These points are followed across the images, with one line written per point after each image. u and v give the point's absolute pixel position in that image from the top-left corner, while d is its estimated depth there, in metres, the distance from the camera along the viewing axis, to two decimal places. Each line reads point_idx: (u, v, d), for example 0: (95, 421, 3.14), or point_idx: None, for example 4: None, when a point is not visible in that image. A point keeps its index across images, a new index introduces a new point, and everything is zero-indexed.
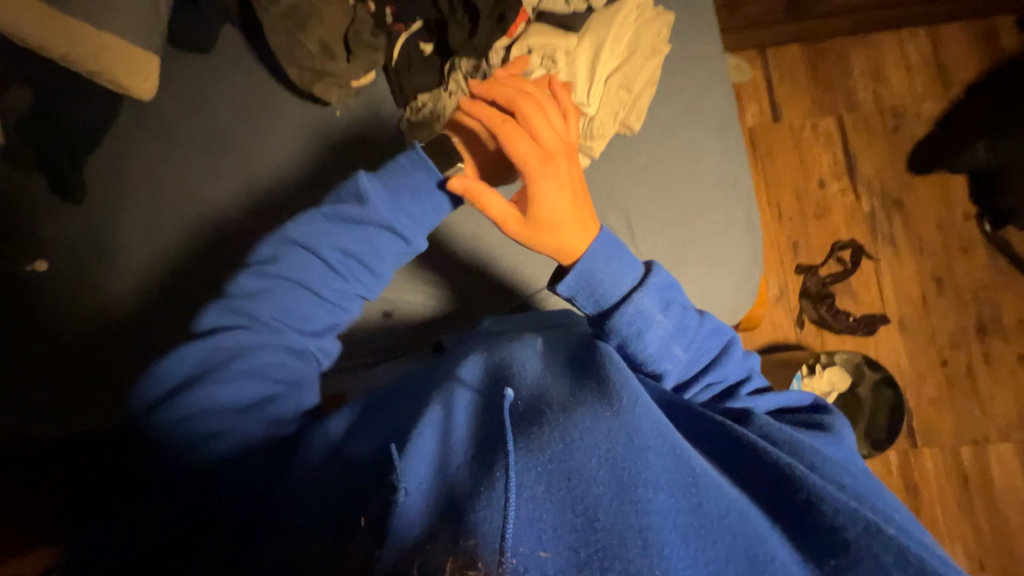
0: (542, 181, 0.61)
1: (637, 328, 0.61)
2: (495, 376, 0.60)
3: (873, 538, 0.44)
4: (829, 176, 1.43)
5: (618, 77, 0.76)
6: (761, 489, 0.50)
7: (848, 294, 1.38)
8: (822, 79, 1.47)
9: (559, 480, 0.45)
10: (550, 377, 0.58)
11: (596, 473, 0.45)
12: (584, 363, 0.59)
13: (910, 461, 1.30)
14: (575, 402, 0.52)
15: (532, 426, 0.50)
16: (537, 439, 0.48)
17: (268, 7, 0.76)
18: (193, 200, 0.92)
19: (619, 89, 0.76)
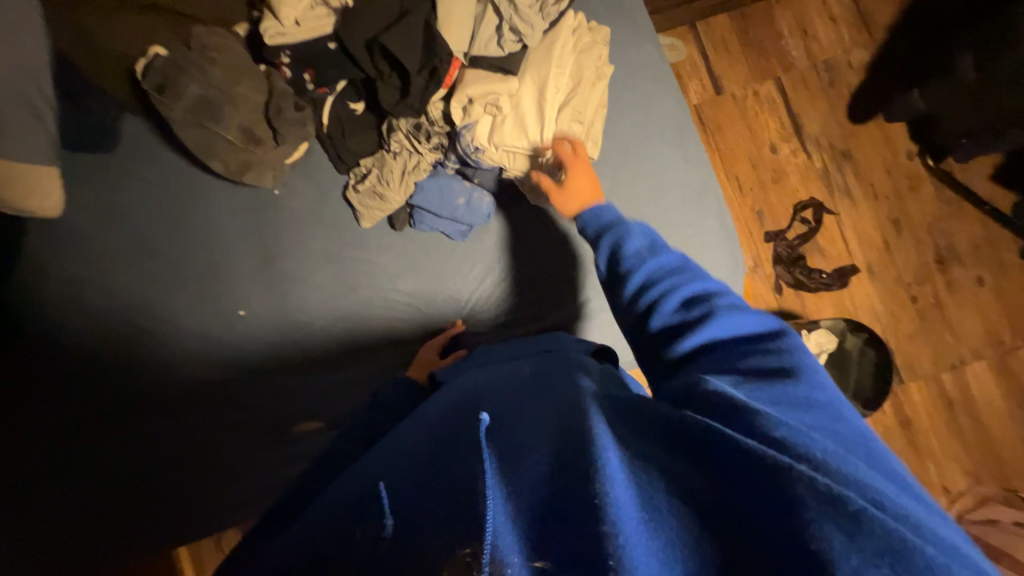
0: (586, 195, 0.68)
1: (622, 250, 0.60)
2: (479, 403, 0.53)
3: (858, 526, 0.31)
4: (778, 139, 1.45)
5: (567, 111, 0.72)
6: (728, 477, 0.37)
7: (817, 252, 1.42)
8: (754, 44, 1.47)
9: (525, 491, 0.37)
10: (539, 399, 0.51)
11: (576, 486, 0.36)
12: (565, 373, 0.54)
13: (900, 398, 1.37)
14: (565, 415, 0.45)
15: (513, 445, 0.43)
16: (519, 466, 0.40)
17: (170, 104, 0.68)
18: (131, 315, 0.83)
19: (571, 123, 0.72)
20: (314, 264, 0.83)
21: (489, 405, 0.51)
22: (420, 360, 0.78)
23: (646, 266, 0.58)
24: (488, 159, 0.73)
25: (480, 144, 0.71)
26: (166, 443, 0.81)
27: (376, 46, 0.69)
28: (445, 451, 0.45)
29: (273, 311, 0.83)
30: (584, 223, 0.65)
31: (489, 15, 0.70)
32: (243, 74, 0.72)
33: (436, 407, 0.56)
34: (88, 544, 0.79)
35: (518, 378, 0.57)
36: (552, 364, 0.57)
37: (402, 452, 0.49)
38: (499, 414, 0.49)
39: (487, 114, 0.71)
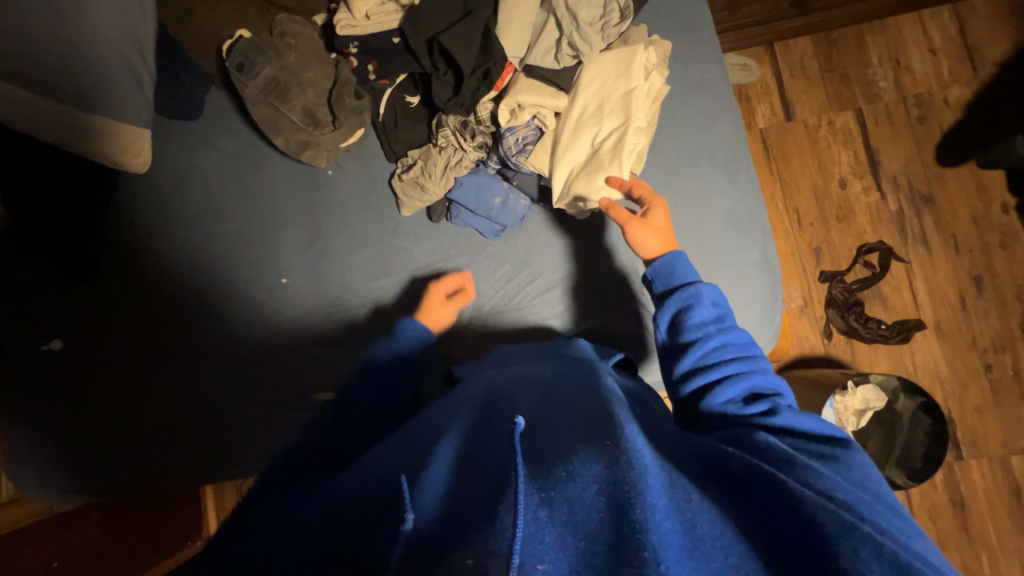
0: (642, 233, 0.66)
1: (685, 318, 0.59)
2: (498, 403, 0.53)
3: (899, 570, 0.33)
4: (850, 174, 1.35)
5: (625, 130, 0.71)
6: (764, 515, 0.37)
7: (878, 300, 1.31)
8: (837, 72, 1.38)
9: (561, 503, 0.37)
10: (557, 405, 0.51)
11: (604, 501, 0.37)
12: (590, 380, 0.55)
13: (956, 474, 1.23)
14: (597, 429, 0.45)
15: (546, 450, 0.43)
16: (543, 470, 0.40)
17: (246, 82, 0.75)
18: (192, 267, 0.92)
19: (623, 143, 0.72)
20: (353, 243, 0.88)
21: (520, 408, 0.51)
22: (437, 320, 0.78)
23: (708, 339, 0.57)
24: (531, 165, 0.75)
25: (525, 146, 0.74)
26: (200, 389, 0.89)
27: (435, 44, 0.72)
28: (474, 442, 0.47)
29: (311, 283, 0.89)
30: (651, 281, 0.64)
31: (551, 26, 0.71)
32: (313, 60, 0.77)
33: (460, 400, 0.57)
34: (129, 466, 0.88)
35: (535, 382, 0.58)
36: (586, 375, 0.57)
37: (411, 439, 0.51)
38: (530, 418, 0.49)
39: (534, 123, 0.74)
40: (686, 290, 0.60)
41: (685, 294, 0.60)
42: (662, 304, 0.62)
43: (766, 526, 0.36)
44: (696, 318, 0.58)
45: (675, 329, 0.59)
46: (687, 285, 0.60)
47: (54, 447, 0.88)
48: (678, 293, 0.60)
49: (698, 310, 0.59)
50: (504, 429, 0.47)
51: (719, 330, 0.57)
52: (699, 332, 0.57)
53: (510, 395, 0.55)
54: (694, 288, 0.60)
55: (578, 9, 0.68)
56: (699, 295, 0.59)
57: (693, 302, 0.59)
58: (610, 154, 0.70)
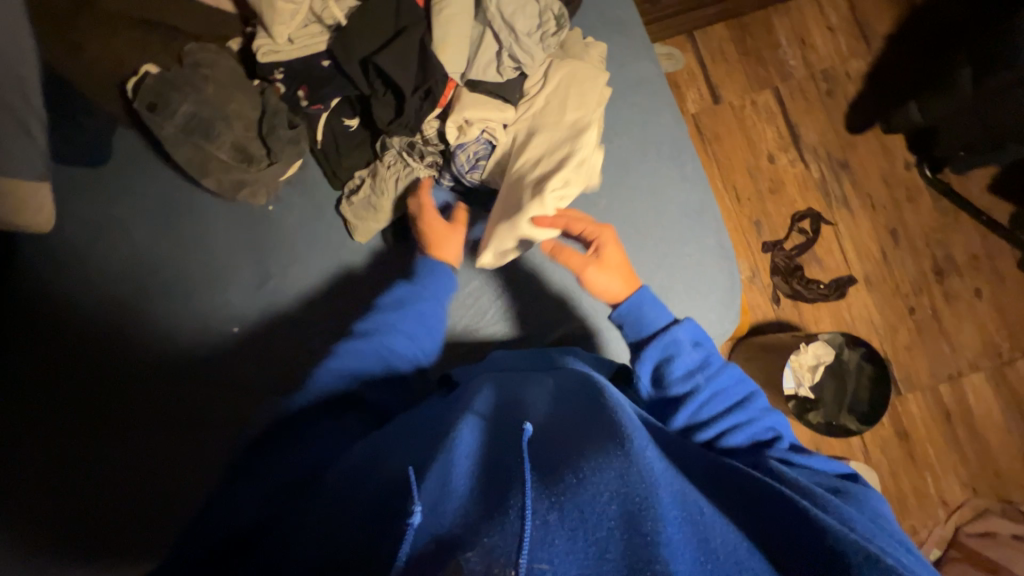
0: (592, 272, 0.68)
1: (670, 371, 0.61)
2: (506, 408, 0.53)
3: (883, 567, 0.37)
4: (776, 149, 1.45)
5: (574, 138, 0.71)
6: (775, 526, 0.42)
7: (815, 262, 1.42)
8: (752, 54, 1.47)
9: (573, 508, 0.37)
10: (564, 409, 0.52)
11: (613, 507, 0.37)
12: (593, 379, 0.56)
13: (897, 409, 1.37)
14: (608, 426, 0.45)
15: (556, 455, 0.43)
16: (550, 471, 0.41)
17: (162, 122, 0.68)
18: (118, 328, 0.81)
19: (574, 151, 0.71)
20: (308, 280, 0.82)
21: (530, 415, 0.51)
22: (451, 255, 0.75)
23: (701, 391, 0.59)
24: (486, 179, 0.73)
25: (477, 161, 0.73)
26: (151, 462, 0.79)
27: (370, 65, 0.69)
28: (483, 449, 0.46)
29: (263, 326, 0.82)
30: (620, 325, 0.66)
31: (488, 39, 0.70)
32: (235, 91, 0.71)
33: (465, 396, 0.58)
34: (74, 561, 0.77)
35: (543, 387, 0.58)
36: (586, 375, 0.58)
37: (409, 452, 0.49)
38: (539, 425, 0.49)
39: (484, 138, 0.72)
40: (668, 337, 0.62)
41: (668, 343, 0.62)
42: (645, 352, 0.63)
43: (776, 536, 0.41)
44: (682, 365, 0.61)
45: (664, 379, 0.61)
46: (670, 334, 0.63)
47: None
48: (661, 340, 0.63)
49: (681, 358, 0.61)
50: (512, 430, 0.48)
51: (706, 378, 0.60)
52: (688, 381, 0.60)
53: (515, 400, 0.55)
54: (676, 334, 0.63)
55: (515, 20, 0.68)
56: (682, 341, 0.62)
57: (677, 350, 0.62)
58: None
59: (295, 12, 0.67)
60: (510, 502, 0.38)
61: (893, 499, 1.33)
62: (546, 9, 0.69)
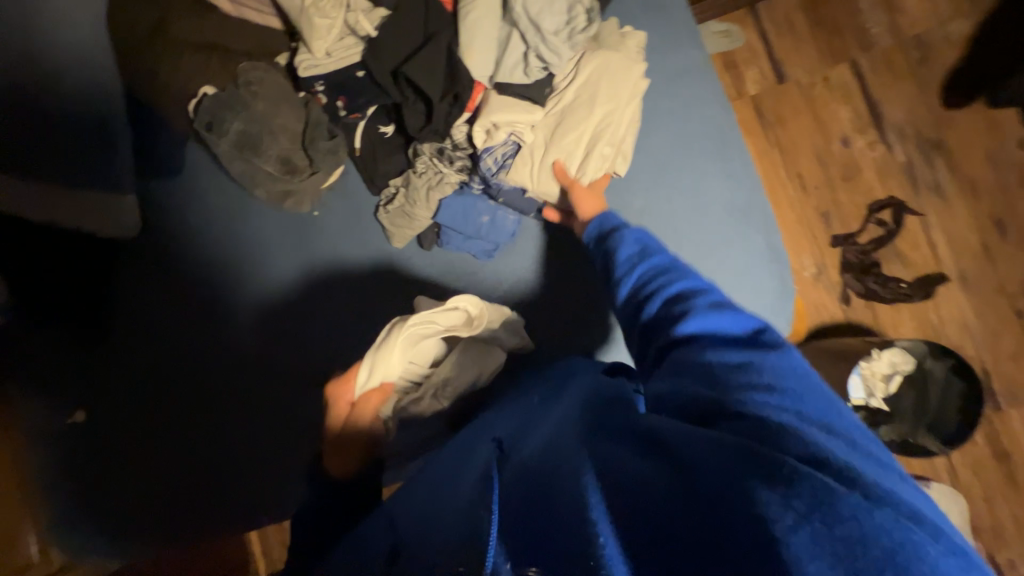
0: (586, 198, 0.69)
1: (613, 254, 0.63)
2: (488, 423, 0.55)
3: (824, 512, 0.30)
4: (851, 130, 1.29)
5: (599, 133, 0.70)
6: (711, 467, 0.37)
7: (896, 258, 1.26)
8: (826, 24, 1.31)
9: (525, 518, 0.38)
10: (536, 411, 0.52)
11: (551, 502, 0.38)
12: (562, 378, 0.57)
13: (996, 427, 1.19)
14: (561, 425, 0.46)
15: (518, 461, 0.44)
16: (511, 483, 0.42)
17: (217, 140, 0.73)
18: (193, 322, 0.92)
19: (600, 147, 0.70)
20: (349, 280, 0.87)
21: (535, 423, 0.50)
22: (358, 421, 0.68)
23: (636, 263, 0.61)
24: (514, 180, 0.73)
25: (505, 163, 0.72)
26: (220, 442, 0.90)
27: (400, 75, 0.72)
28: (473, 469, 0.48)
29: (309, 324, 0.88)
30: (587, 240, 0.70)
31: (516, 44, 0.70)
32: (282, 106, 0.76)
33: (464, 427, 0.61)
34: (165, 522, 0.91)
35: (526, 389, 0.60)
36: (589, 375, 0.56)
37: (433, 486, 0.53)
38: (518, 438, 0.49)
39: (512, 140, 0.72)
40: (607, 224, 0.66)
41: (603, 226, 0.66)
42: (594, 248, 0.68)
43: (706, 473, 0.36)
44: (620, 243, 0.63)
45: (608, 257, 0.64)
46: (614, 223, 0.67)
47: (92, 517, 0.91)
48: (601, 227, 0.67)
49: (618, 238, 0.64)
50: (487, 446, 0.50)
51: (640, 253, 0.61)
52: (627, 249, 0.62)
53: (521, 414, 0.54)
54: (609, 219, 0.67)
55: (541, 20, 0.67)
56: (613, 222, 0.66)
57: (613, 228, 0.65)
58: (578, 168, 0.71)
59: (330, 26, 0.71)
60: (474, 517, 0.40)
61: (985, 528, 1.17)
62: (575, 4, 0.67)
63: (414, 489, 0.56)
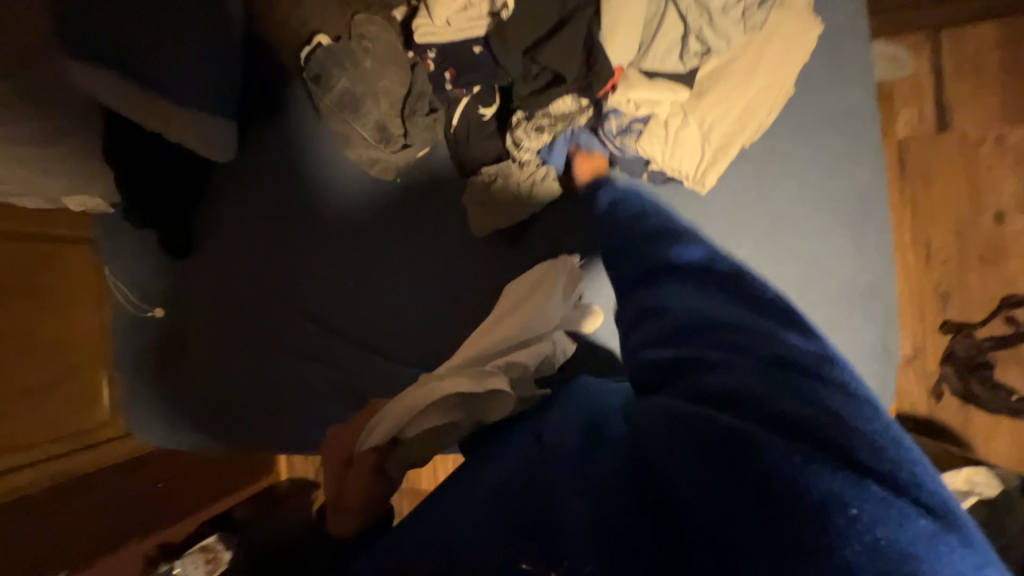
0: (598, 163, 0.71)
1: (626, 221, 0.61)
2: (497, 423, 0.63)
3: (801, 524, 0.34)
4: (1012, 206, 1.08)
5: (749, 90, 0.64)
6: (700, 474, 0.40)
7: (1015, 365, 1.08)
8: (1023, 71, 1.07)
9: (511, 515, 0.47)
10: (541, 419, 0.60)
11: (542, 513, 0.46)
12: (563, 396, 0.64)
13: None
14: (557, 441, 0.54)
15: (514, 462, 0.53)
16: (506, 484, 0.51)
17: (322, 95, 0.72)
18: (254, 256, 0.94)
19: (746, 104, 0.65)
20: (408, 256, 0.84)
21: (533, 425, 0.59)
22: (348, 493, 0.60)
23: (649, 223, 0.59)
24: (642, 145, 0.66)
25: (629, 141, 0.66)
26: (258, 376, 0.94)
27: (535, 59, 0.64)
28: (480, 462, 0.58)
29: (359, 287, 0.87)
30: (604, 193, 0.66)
31: (674, 20, 0.64)
32: (390, 68, 0.74)
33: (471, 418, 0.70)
34: (208, 426, 1.00)
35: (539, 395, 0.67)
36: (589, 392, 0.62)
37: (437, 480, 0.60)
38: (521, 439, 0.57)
39: (647, 119, 0.66)
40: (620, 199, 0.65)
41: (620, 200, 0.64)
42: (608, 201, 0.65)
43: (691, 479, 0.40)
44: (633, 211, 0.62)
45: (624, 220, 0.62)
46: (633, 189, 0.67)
47: (152, 403, 1.03)
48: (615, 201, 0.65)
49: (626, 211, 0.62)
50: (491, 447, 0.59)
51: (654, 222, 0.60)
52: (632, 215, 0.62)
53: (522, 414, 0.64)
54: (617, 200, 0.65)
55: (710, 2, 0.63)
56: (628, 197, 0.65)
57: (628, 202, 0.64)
58: (716, 151, 0.66)
59: None
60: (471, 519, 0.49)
61: None
62: None
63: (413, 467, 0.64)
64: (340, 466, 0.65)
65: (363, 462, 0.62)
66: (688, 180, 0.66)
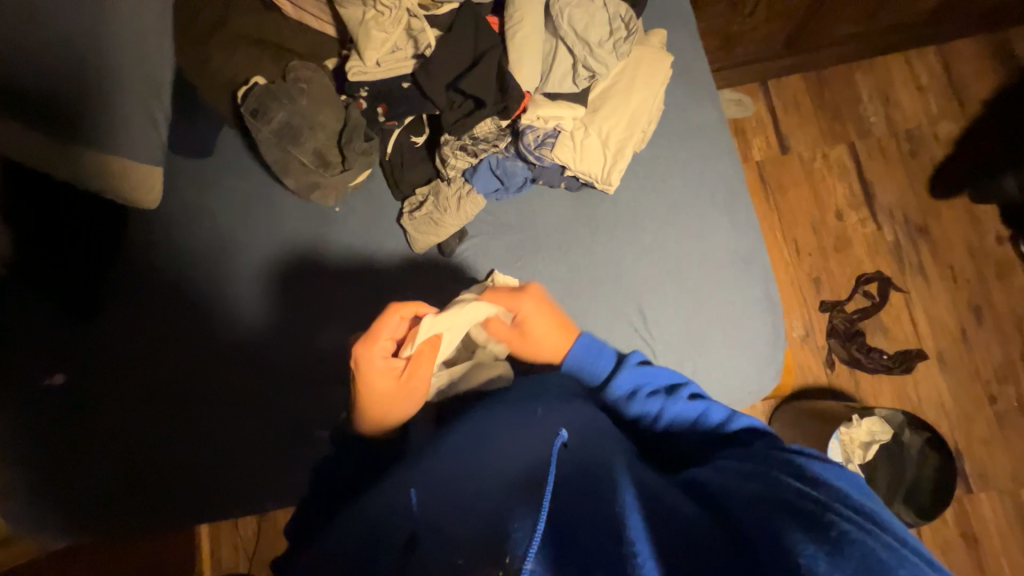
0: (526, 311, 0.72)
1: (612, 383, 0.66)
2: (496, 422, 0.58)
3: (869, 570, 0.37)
4: (846, 206, 1.37)
5: (634, 103, 0.76)
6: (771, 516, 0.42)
7: (880, 330, 1.31)
8: (828, 108, 1.42)
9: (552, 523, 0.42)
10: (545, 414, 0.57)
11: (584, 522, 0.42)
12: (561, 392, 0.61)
13: (966, 509, 1.21)
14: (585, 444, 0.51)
15: (533, 458, 0.48)
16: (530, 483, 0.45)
17: (260, 127, 0.77)
18: (192, 302, 0.92)
19: (636, 114, 0.76)
20: (356, 280, 0.88)
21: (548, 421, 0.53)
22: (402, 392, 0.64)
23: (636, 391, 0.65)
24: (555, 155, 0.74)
25: (544, 148, 0.73)
26: (198, 426, 0.89)
27: (456, 88, 0.75)
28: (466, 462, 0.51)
29: (311, 316, 0.89)
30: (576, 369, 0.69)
31: (564, 52, 0.74)
32: (325, 105, 0.80)
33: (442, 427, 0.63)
34: (127, 501, 0.87)
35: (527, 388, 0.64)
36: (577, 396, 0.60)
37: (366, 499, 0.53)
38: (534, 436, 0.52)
39: (557, 132, 0.74)
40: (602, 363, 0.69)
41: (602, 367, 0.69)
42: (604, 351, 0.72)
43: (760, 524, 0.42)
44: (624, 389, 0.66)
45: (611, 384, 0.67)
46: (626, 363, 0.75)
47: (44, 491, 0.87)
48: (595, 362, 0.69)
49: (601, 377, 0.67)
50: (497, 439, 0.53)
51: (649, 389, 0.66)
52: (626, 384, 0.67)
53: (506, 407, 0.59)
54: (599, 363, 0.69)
55: (588, 33, 0.72)
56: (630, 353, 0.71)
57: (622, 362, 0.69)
58: (615, 154, 0.75)
59: (385, 40, 0.75)
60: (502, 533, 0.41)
61: None
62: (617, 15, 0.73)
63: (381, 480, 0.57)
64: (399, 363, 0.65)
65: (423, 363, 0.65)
66: (598, 181, 0.76)
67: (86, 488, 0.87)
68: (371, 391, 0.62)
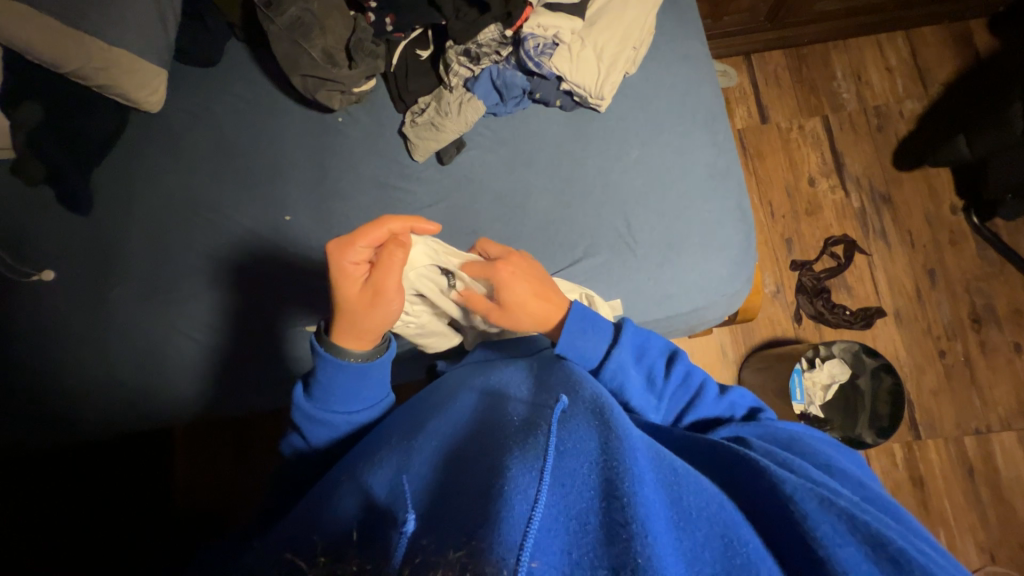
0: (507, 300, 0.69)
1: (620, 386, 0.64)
2: (490, 399, 0.57)
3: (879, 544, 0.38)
4: (818, 173, 1.47)
5: (627, 22, 0.82)
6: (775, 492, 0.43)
7: (844, 289, 1.41)
8: (805, 82, 1.52)
9: (557, 478, 0.40)
10: (541, 390, 0.56)
11: (589, 477, 0.41)
12: (555, 371, 0.61)
13: (915, 455, 1.30)
14: (582, 405, 0.50)
15: (531, 423, 0.47)
16: (531, 445, 0.43)
17: (273, 19, 0.80)
18: (196, 208, 0.96)
19: (628, 33, 0.83)
20: (354, 187, 0.91)
21: (543, 398, 0.53)
22: (353, 302, 0.65)
23: (635, 364, 0.66)
24: (553, 64, 0.80)
25: (544, 53, 0.79)
26: (195, 322, 0.92)
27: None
28: (465, 432, 0.51)
29: (309, 220, 0.92)
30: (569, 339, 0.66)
31: None
32: (334, 10, 0.83)
33: (436, 401, 0.63)
34: (112, 395, 0.91)
35: (522, 374, 0.63)
36: (567, 363, 0.63)
37: (361, 460, 0.53)
38: (533, 408, 0.51)
39: (556, 41, 0.80)
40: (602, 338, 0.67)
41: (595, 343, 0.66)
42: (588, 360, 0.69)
43: (763, 513, 0.43)
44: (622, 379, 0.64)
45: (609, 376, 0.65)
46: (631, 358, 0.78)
47: (42, 376, 0.91)
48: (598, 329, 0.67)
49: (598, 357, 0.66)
50: (493, 414, 0.52)
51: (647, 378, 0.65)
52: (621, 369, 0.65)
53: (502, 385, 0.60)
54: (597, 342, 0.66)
55: None
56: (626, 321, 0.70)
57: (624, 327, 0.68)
58: (607, 68, 0.82)
59: None
60: (501, 483, 0.40)
61: None
62: None
63: (370, 444, 0.57)
64: (354, 271, 0.65)
65: (371, 279, 0.65)
66: (589, 95, 0.83)
67: (86, 374, 0.91)
68: (342, 297, 0.65)
